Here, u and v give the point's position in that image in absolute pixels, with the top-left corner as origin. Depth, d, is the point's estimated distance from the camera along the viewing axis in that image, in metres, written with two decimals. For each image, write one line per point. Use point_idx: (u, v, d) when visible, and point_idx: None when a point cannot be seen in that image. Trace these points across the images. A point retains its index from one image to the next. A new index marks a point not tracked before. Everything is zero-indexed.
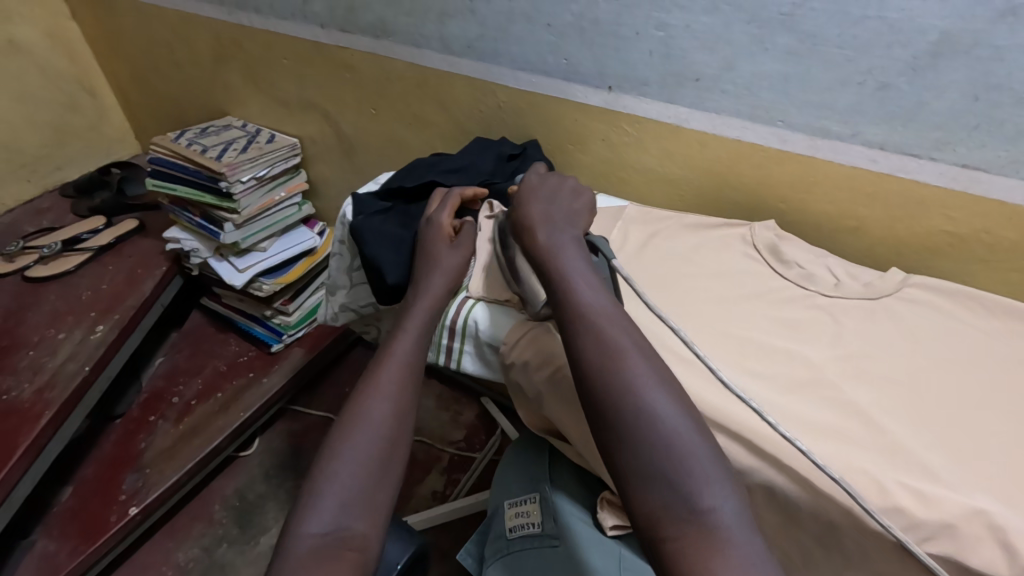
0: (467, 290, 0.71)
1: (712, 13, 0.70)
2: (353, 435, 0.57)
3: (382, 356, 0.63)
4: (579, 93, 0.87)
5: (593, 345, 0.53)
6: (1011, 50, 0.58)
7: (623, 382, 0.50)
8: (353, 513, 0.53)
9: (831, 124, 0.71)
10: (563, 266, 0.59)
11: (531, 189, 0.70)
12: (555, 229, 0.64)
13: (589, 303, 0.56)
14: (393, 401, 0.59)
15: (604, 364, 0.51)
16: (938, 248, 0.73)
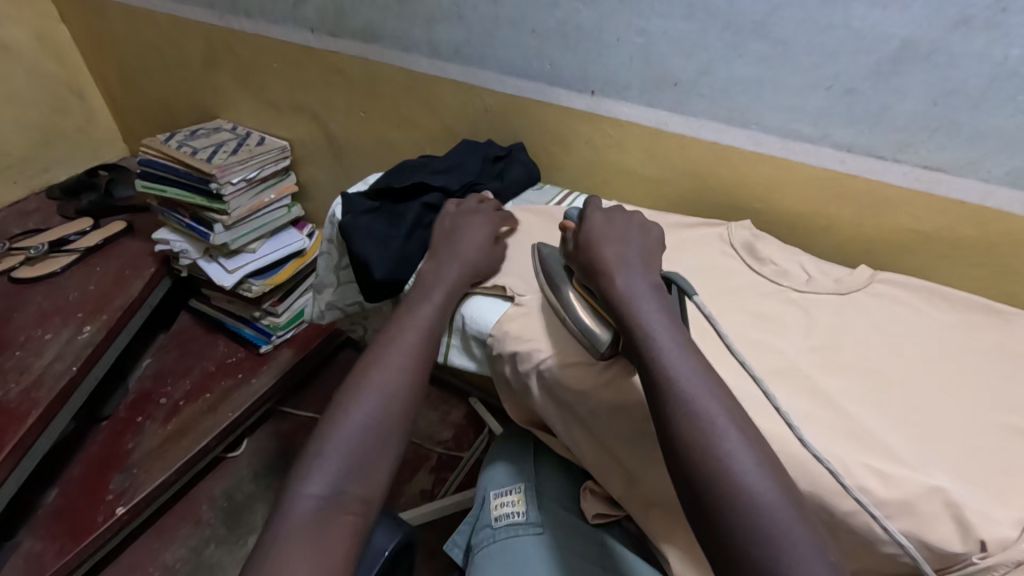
0: (475, 288, 0.73)
1: (688, 21, 0.73)
2: (358, 405, 0.60)
3: (390, 336, 0.66)
4: (563, 97, 0.90)
5: (670, 384, 0.52)
6: (964, 58, 0.62)
7: (701, 422, 0.49)
8: (350, 478, 0.56)
9: (802, 127, 0.74)
10: (637, 304, 0.59)
11: (598, 229, 0.69)
12: (631, 273, 0.64)
13: (666, 347, 0.55)
14: (398, 378, 0.62)
15: (682, 406, 0.51)
16: (904, 245, 0.77)
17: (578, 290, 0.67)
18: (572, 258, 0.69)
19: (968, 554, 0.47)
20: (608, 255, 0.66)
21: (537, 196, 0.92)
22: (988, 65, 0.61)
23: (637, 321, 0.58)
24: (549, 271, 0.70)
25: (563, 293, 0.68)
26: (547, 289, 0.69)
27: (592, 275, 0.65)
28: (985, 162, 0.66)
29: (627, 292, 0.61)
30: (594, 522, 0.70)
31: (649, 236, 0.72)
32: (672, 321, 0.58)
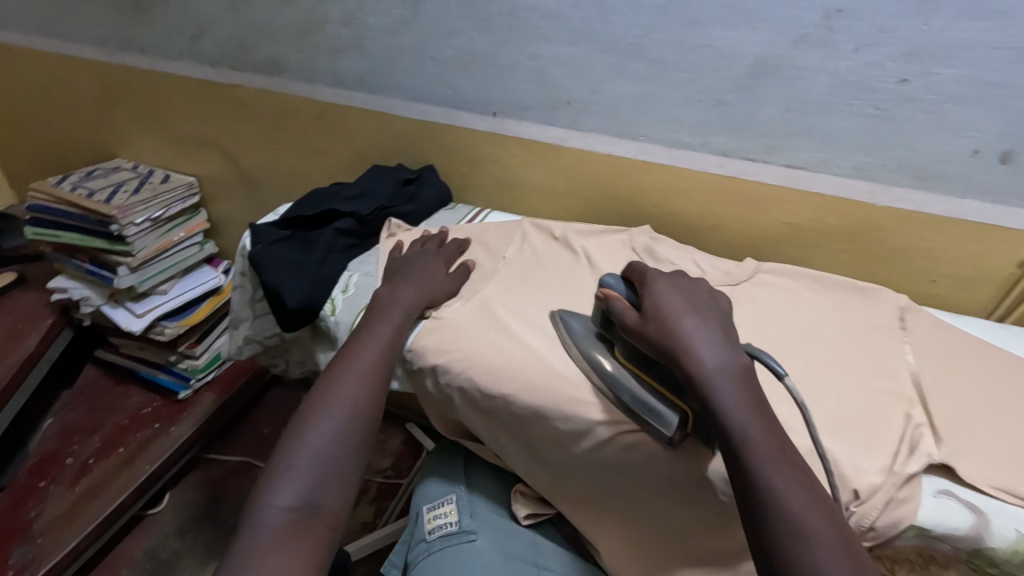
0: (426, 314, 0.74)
1: (574, 44, 0.80)
2: (325, 411, 0.61)
3: (355, 347, 0.67)
4: (468, 119, 0.94)
5: (771, 507, 0.48)
6: (807, 69, 0.71)
7: (805, 556, 0.45)
8: (320, 489, 0.57)
9: (683, 136, 0.82)
10: (721, 399, 0.53)
11: (660, 301, 0.61)
12: (712, 357, 0.56)
13: (761, 446, 0.50)
14: (368, 381, 0.64)
15: (785, 534, 0.46)
16: (781, 237, 0.85)
17: (626, 365, 0.63)
18: (625, 326, 0.62)
19: (843, 503, 0.53)
20: (680, 326, 0.58)
21: (449, 215, 0.96)
22: (826, 75, 0.70)
23: (727, 422, 0.52)
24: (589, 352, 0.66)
25: (614, 377, 0.63)
26: (594, 372, 0.65)
27: (662, 351, 0.58)
28: (836, 159, 0.76)
29: (707, 379, 0.54)
30: (526, 523, 0.75)
31: (715, 305, 0.64)
32: (765, 419, 0.52)
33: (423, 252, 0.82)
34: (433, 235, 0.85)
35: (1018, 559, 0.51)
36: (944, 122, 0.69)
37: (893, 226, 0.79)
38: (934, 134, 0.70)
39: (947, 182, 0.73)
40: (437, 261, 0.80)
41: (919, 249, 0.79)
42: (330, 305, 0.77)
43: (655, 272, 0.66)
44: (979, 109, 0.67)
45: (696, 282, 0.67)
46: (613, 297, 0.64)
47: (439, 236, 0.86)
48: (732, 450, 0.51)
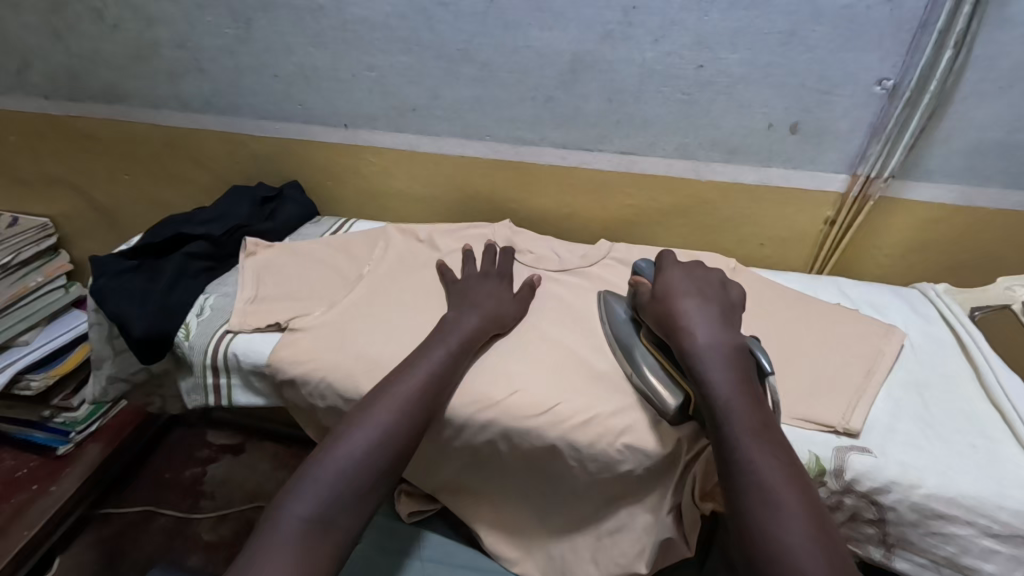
0: (280, 325, 0.75)
1: (407, 53, 0.82)
2: (375, 410, 0.58)
3: (416, 357, 0.64)
4: (321, 133, 0.95)
5: (747, 475, 0.49)
6: (617, 62, 0.77)
7: (762, 488, 0.48)
8: (342, 505, 0.52)
9: (524, 133, 0.86)
10: (711, 379, 0.55)
11: (674, 284, 0.67)
12: (712, 334, 0.60)
13: (734, 402, 0.53)
14: (426, 387, 0.61)
15: (756, 500, 0.47)
16: (628, 218, 0.92)
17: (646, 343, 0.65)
18: (642, 307, 0.67)
19: (669, 452, 0.59)
20: (683, 309, 0.63)
21: (313, 229, 0.96)
22: (634, 66, 0.77)
23: (714, 398, 0.54)
24: (615, 328, 0.69)
25: (632, 353, 0.65)
26: (616, 346, 0.68)
27: (665, 331, 0.62)
28: (659, 142, 0.83)
29: (704, 361, 0.57)
30: (411, 520, 0.75)
31: (727, 298, 0.66)
32: (756, 401, 0.54)
33: (489, 271, 0.78)
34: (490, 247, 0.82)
35: (813, 475, 0.57)
36: (739, 101, 0.77)
37: (718, 199, 0.87)
38: (734, 112, 0.78)
39: (754, 155, 0.81)
40: (499, 284, 0.76)
41: (744, 217, 0.88)
42: (184, 330, 0.77)
43: (674, 262, 0.71)
44: (764, 88, 0.75)
45: (713, 276, 0.69)
46: (640, 285, 0.69)
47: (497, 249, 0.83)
48: (716, 424, 0.53)
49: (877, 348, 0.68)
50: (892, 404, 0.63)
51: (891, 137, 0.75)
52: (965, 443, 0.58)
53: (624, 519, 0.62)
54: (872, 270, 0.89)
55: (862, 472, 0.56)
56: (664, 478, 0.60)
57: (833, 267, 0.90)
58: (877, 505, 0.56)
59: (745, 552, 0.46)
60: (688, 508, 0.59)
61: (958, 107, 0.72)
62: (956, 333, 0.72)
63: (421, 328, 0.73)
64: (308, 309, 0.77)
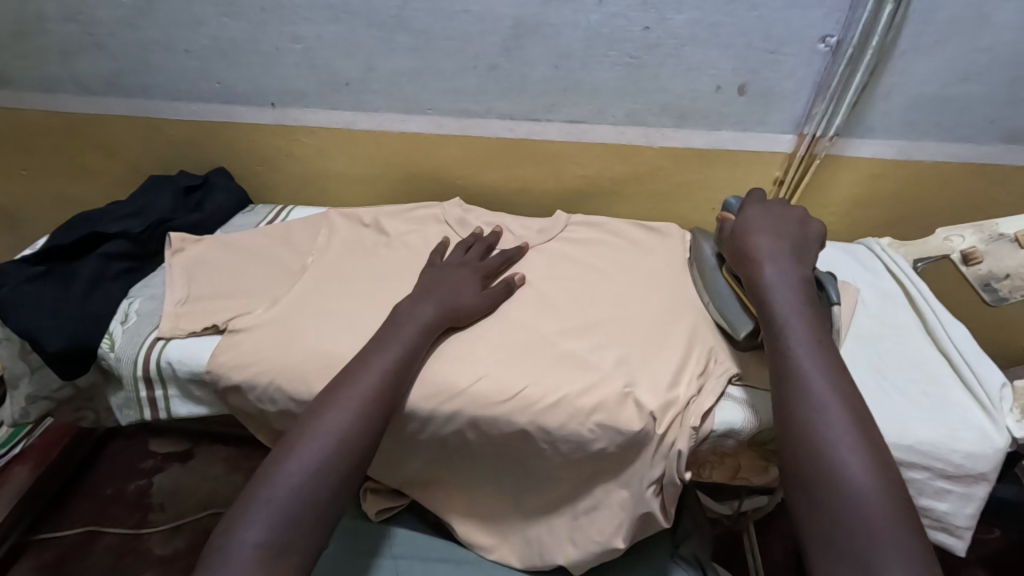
0: (219, 327, 0.69)
1: (335, 22, 0.76)
2: (324, 417, 0.54)
3: (375, 352, 0.60)
4: (246, 113, 0.87)
5: (798, 391, 0.51)
6: (562, 26, 0.73)
7: (806, 395, 0.51)
8: (298, 524, 0.49)
9: (468, 104, 0.82)
10: (774, 301, 0.58)
11: (753, 218, 0.66)
12: (781, 260, 0.61)
13: (790, 321, 0.56)
14: (381, 386, 0.57)
15: (805, 404, 0.50)
16: (581, 189, 0.90)
17: (726, 275, 0.69)
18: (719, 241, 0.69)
19: (644, 430, 0.58)
20: (755, 240, 0.63)
21: (246, 219, 0.90)
22: (579, 30, 0.73)
23: (774, 316, 0.57)
24: (700, 261, 0.73)
25: (710, 281, 0.70)
26: (698, 279, 0.72)
27: (740, 261, 0.64)
28: (609, 109, 0.80)
29: (766, 283, 0.59)
30: (379, 518, 0.71)
31: (808, 229, 0.66)
32: (814, 321, 0.56)
33: (464, 259, 0.74)
34: (476, 235, 0.78)
35: None
36: (687, 63, 0.75)
37: (670, 165, 0.86)
38: (683, 74, 0.76)
39: (704, 118, 0.80)
40: (473, 276, 0.71)
41: (695, 181, 0.87)
42: (108, 341, 0.70)
43: (760, 198, 0.70)
44: (711, 48, 0.73)
45: (795, 209, 0.68)
46: (723, 219, 0.70)
47: (480, 236, 0.79)
48: (773, 345, 0.55)
49: None
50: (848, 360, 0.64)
51: (835, 95, 0.76)
52: (918, 392, 0.61)
53: (600, 497, 0.62)
54: None
55: None
56: (636, 456, 0.59)
57: None
58: None
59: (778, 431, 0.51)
60: (669, 484, 0.58)
61: (897, 62, 0.73)
62: (901, 284, 0.74)
63: (376, 318, 0.70)
64: (251, 308, 0.71)
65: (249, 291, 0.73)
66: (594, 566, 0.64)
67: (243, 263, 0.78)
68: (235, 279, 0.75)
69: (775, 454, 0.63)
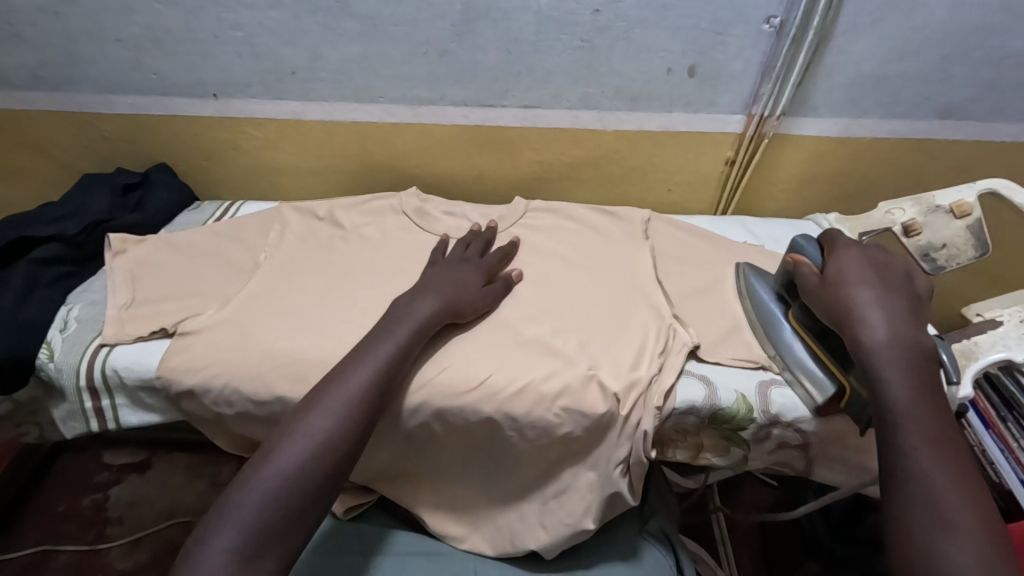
0: (168, 329, 0.66)
1: (276, 8, 0.73)
2: (309, 420, 0.52)
3: (371, 351, 0.58)
4: (187, 106, 0.83)
5: (920, 491, 0.46)
6: (512, 10, 0.72)
7: (931, 501, 0.45)
8: (273, 533, 0.47)
9: (420, 91, 0.80)
10: (888, 381, 0.51)
11: (847, 271, 0.59)
12: (886, 322, 0.54)
13: (905, 404, 0.50)
14: (371, 388, 0.55)
15: (928, 521, 0.45)
16: (539, 174, 0.90)
17: (798, 327, 0.63)
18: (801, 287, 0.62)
19: (608, 411, 0.58)
20: (855, 300, 0.56)
21: (192, 216, 0.86)
22: (530, 13, 0.72)
23: (888, 398, 0.50)
24: (761, 308, 0.67)
25: (779, 333, 0.65)
26: (760, 329, 0.67)
27: (838, 324, 0.57)
28: (563, 94, 0.80)
29: (874, 357, 0.53)
30: (347, 516, 0.70)
31: (910, 284, 0.59)
32: (936, 413, 0.50)
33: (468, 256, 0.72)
34: (475, 232, 0.76)
35: (744, 413, 0.61)
36: (638, 46, 0.75)
37: (625, 149, 0.86)
38: (634, 57, 0.76)
39: (656, 100, 0.81)
40: (476, 271, 0.69)
41: (651, 164, 0.88)
42: (46, 350, 0.66)
43: (849, 244, 0.63)
44: (661, 30, 0.74)
45: (896, 260, 0.61)
46: (802, 263, 0.63)
47: (479, 232, 0.77)
48: (888, 431, 0.50)
49: None
50: None
51: (781, 76, 0.78)
52: None
53: (568, 480, 0.62)
54: (771, 206, 0.94)
55: (785, 405, 0.61)
56: (602, 437, 0.60)
57: (735, 207, 0.94)
58: (800, 430, 0.61)
59: (894, 535, 0.46)
60: (636, 463, 0.58)
61: (838, 41, 0.75)
62: None
63: (334, 314, 0.68)
64: (203, 310, 0.68)
65: (199, 291, 0.70)
66: (566, 547, 0.65)
67: (193, 261, 0.75)
68: (184, 279, 0.72)
69: (737, 435, 0.63)
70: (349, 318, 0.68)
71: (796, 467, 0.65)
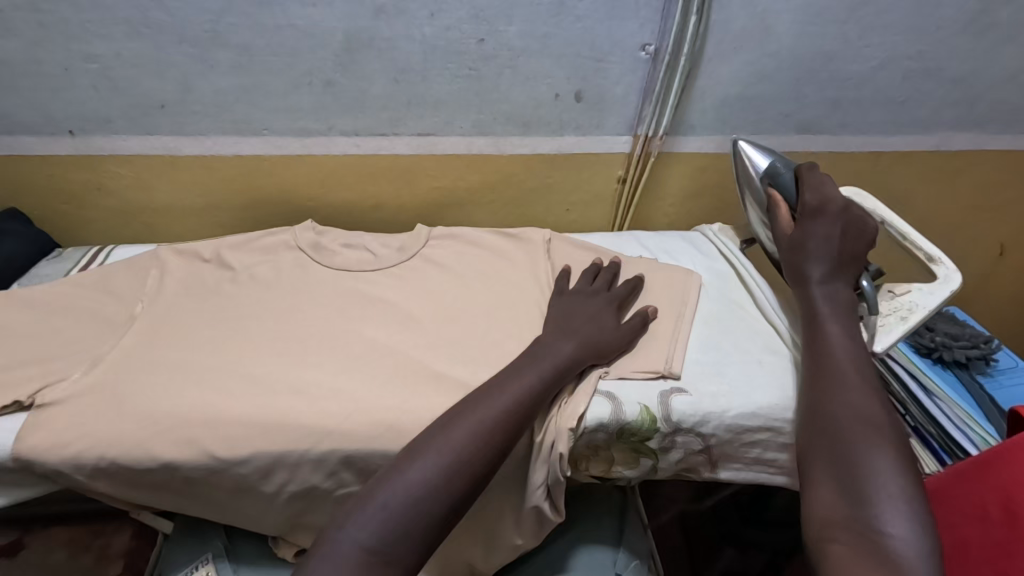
0: (25, 401, 0.58)
1: (136, 38, 0.67)
2: (455, 429, 0.52)
3: (519, 367, 0.60)
4: (37, 145, 0.75)
5: (825, 363, 0.59)
6: (396, 39, 0.71)
7: (829, 369, 0.58)
8: (405, 538, 0.45)
9: (307, 123, 0.77)
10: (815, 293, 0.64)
11: (808, 232, 0.67)
12: (828, 275, 0.65)
13: (823, 310, 0.63)
14: (510, 409, 0.55)
15: (834, 383, 0.56)
16: (437, 201, 0.89)
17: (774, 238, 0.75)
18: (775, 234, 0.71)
19: None
20: (802, 262, 0.66)
21: (51, 267, 0.78)
22: (415, 42, 0.72)
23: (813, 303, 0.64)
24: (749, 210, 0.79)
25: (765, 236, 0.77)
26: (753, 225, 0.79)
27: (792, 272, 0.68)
28: (456, 120, 0.80)
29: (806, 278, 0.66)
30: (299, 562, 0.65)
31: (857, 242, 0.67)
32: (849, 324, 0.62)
33: (596, 290, 0.72)
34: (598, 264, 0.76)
35: (648, 424, 0.62)
36: (525, 73, 0.77)
37: (521, 172, 0.88)
38: (522, 84, 0.78)
39: (547, 125, 0.83)
40: (606, 310, 0.70)
41: (547, 185, 0.90)
42: None
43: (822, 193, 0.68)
44: (545, 58, 0.76)
45: (854, 222, 0.67)
46: (778, 203, 0.71)
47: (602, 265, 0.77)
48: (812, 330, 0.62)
49: (682, 295, 0.76)
50: (699, 342, 0.71)
51: (660, 99, 0.82)
52: (755, 361, 0.69)
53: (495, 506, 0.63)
54: (662, 219, 0.99)
55: (684, 412, 0.63)
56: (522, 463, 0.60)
57: (631, 222, 0.98)
58: (701, 436, 0.64)
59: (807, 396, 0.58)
60: (554, 482, 0.60)
61: (708, 66, 0.81)
62: (732, 266, 0.83)
63: (227, 367, 0.63)
64: (68, 376, 0.60)
65: (61, 353, 0.63)
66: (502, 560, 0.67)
67: (53, 319, 0.67)
68: (42, 341, 0.64)
69: (644, 446, 0.64)
70: (242, 367, 0.64)
71: (702, 471, 0.67)
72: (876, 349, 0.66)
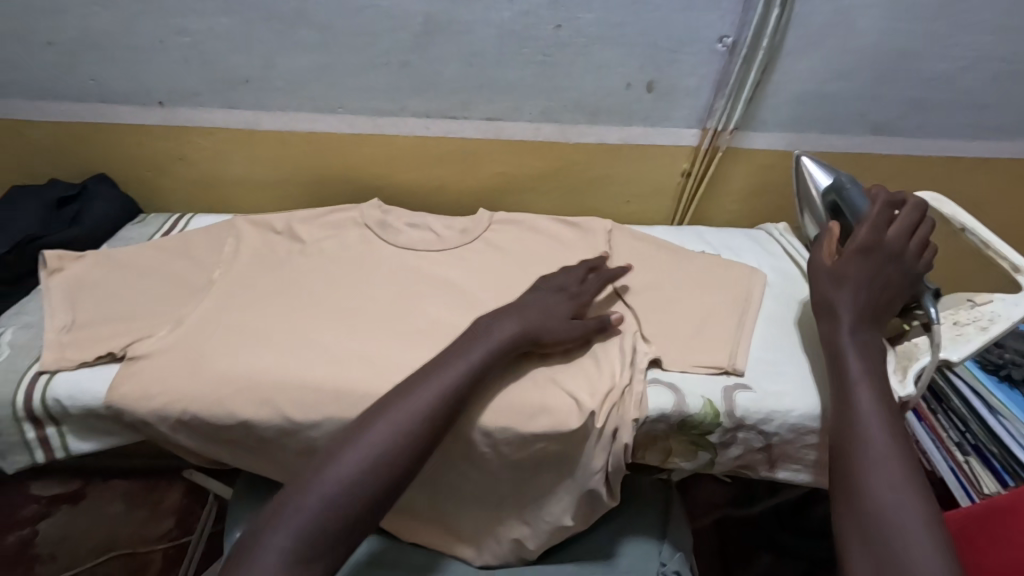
0: (117, 353, 0.62)
1: (228, 14, 0.70)
2: (398, 410, 0.51)
3: (448, 358, 0.57)
4: (129, 114, 0.79)
5: (852, 399, 0.56)
6: (473, 23, 0.72)
7: (854, 404, 0.55)
8: (338, 514, 0.46)
9: (381, 103, 0.79)
10: (841, 320, 0.61)
11: (846, 264, 0.62)
12: (857, 311, 0.60)
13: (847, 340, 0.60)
14: (439, 397, 0.53)
15: (861, 420, 0.54)
16: (499, 186, 0.90)
17: None
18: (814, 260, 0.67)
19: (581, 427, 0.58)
20: (836, 295, 0.62)
21: (135, 232, 0.82)
22: (492, 26, 0.73)
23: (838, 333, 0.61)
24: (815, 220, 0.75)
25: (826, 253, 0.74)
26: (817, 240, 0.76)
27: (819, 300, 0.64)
28: (524, 106, 0.81)
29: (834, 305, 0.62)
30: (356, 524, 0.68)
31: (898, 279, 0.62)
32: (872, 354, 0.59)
33: (566, 285, 0.69)
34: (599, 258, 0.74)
35: (710, 419, 0.62)
36: (597, 61, 0.77)
37: (585, 161, 0.88)
38: (593, 72, 0.78)
39: (615, 115, 0.83)
40: (564, 306, 0.66)
41: (609, 175, 0.90)
42: None
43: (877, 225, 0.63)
44: (619, 47, 0.76)
45: (903, 258, 0.62)
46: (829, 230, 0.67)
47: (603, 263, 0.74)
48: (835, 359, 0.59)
49: (746, 292, 0.75)
50: (764, 341, 0.70)
51: (732, 93, 0.81)
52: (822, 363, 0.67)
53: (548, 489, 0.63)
54: (723, 215, 0.98)
55: (749, 408, 0.63)
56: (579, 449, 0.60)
57: (691, 217, 0.97)
58: (763, 433, 0.63)
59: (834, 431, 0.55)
60: (614, 469, 0.60)
61: (785, 61, 0.79)
62: (799, 266, 0.81)
63: (298, 334, 0.66)
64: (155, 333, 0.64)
65: (147, 311, 0.67)
66: (550, 544, 0.67)
67: (140, 280, 0.71)
68: (130, 298, 0.68)
69: (704, 440, 0.64)
70: (312, 335, 0.66)
71: (760, 469, 0.66)
72: (952, 359, 0.64)
